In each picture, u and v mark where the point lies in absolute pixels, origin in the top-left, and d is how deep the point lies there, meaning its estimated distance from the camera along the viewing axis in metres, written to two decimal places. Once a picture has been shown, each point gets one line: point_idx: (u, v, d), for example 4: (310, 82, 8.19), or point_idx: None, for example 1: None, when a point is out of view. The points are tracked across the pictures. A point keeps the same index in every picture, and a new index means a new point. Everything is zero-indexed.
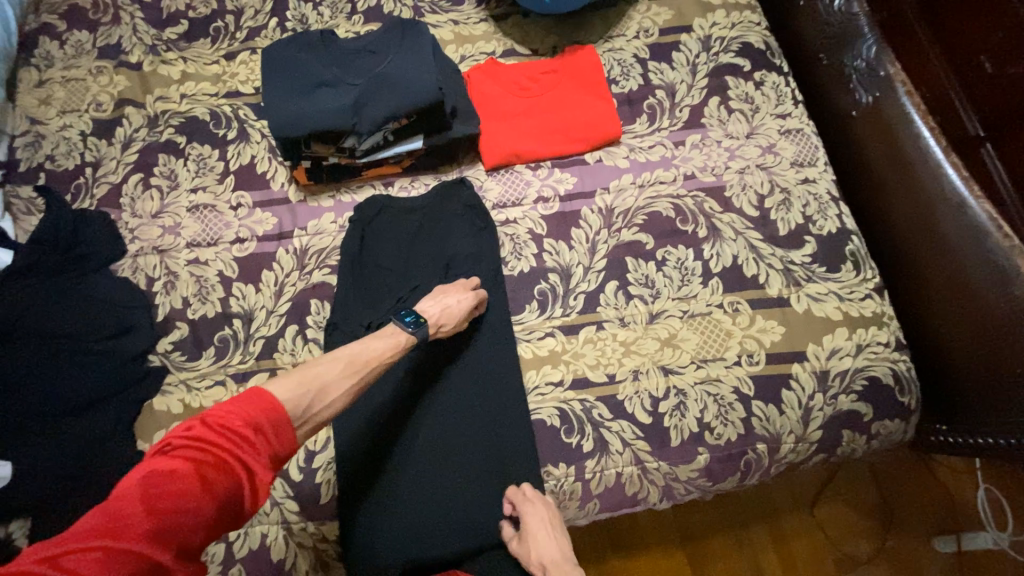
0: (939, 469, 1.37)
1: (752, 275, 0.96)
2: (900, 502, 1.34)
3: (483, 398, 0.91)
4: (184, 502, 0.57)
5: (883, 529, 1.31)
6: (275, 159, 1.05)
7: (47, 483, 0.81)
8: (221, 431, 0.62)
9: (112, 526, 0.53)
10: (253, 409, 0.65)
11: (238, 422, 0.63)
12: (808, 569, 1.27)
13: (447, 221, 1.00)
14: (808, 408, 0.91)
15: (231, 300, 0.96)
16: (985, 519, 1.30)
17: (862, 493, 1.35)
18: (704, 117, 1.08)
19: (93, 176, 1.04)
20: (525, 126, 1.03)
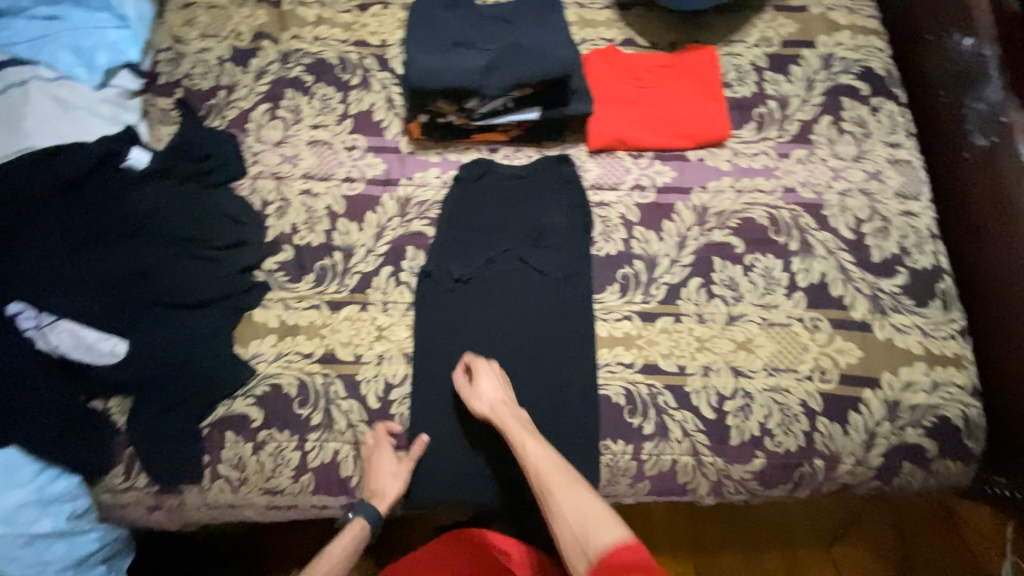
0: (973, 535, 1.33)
1: (837, 295, 0.97)
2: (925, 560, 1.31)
3: (555, 365, 0.94)
4: None
5: None
6: (391, 109, 1.11)
7: (159, 365, 0.90)
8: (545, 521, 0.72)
9: None
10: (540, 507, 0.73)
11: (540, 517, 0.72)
12: None
13: (544, 195, 1.04)
14: (872, 433, 0.91)
15: (335, 233, 1.03)
16: None
17: (885, 542, 1.33)
18: (813, 134, 1.08)
19: (226, 99, 1.12)
20: (635, 115, 1.06)
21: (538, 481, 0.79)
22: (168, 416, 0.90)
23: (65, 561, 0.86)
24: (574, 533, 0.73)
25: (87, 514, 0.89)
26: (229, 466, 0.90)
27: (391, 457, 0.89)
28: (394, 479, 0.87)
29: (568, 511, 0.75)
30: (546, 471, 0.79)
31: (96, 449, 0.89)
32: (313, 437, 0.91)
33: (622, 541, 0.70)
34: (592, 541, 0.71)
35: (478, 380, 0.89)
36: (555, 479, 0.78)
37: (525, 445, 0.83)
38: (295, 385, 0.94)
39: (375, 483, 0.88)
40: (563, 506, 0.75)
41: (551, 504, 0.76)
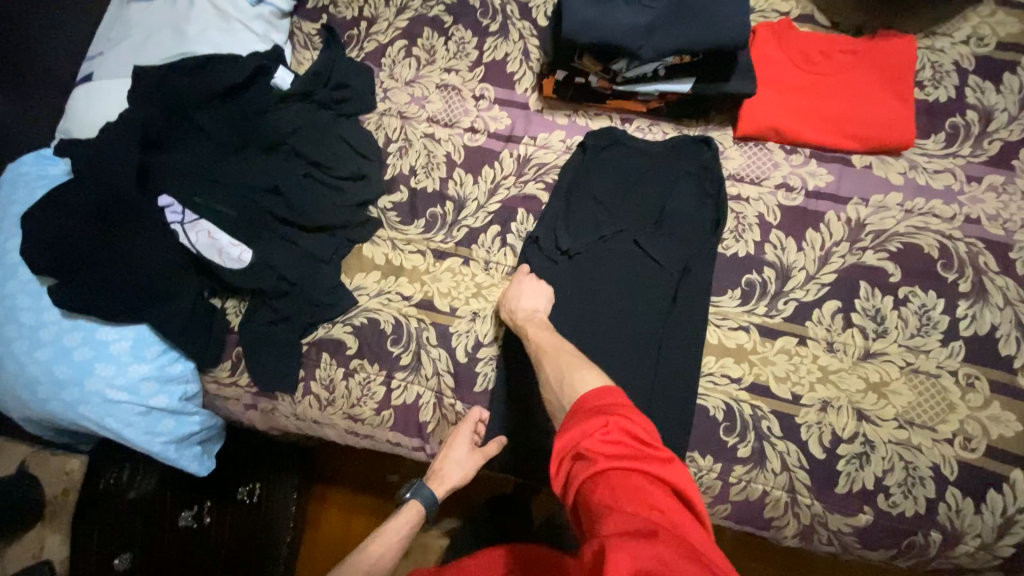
0: None
1: (1007, 355, 0.82)
2: None
3: (651, 363, 0.87)
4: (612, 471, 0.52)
5: None
6: (526, 62, 1.05)
7: (274, 279, 0.95)
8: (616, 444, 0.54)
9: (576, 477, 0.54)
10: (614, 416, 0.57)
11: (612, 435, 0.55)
12: None
13: (675, 177, 0.95)
14: (1012, 520, 0.78)
15: (450, 182, 1.01)
16: None
17: None
18: (1018, 158, 0.89)
19: (366, 31, 1.12)
20: (798, 105, 0.93)
21: (534, 352, 0.80)
22: (276, 327, 0.97)
23: (172, 435, 0.95)
24: (559, 397, 0.70)
25: (193, 398, 0.99)
26: (321, 386, 0.96)
27: (463, 445, 0.89)
28: (459, 467, 0.88)
29: (551, 373, 0.73)
30: (541, 347, 0.80)
31: (209, 342, 0.97)
32: (399, 376, 0.94)
33: (599, 390, 0.63)
34: (568, 402, 0.67)
35: (513, 281, 0.91)
36: (554, 358, 0.77)
37: (532, 330, 0.83)
38: (391, 324, 0.96)
39: (440, 465, 0.89)
40: (548, 373, 0.74)
41: (541, 377, 0.76)
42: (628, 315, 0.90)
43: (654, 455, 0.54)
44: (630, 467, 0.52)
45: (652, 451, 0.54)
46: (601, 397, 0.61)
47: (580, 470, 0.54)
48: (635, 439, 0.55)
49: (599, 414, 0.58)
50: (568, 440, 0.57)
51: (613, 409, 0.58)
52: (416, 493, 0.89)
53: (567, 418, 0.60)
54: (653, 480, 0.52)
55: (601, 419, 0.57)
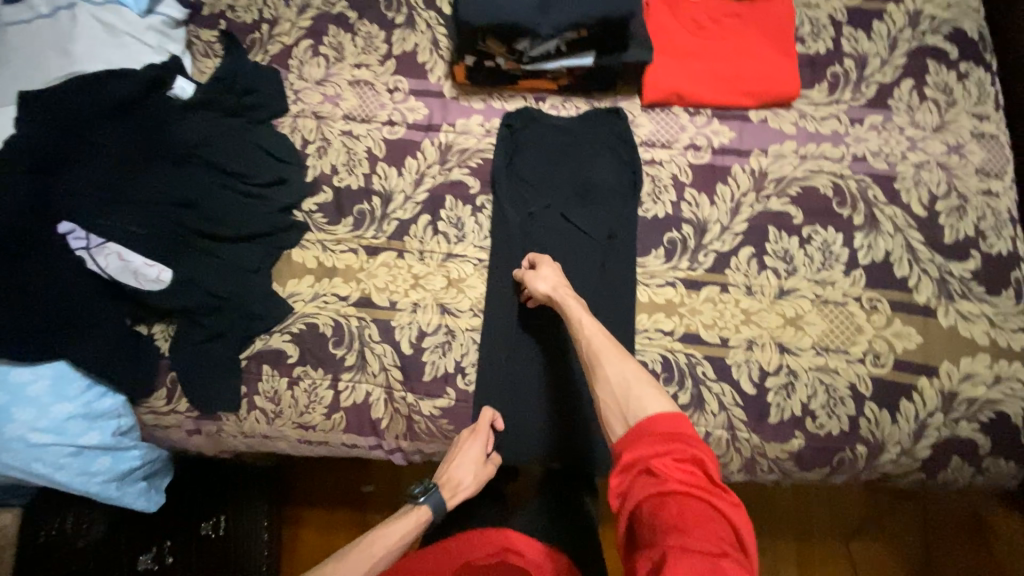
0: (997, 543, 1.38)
1: (902, 276, 0.90)
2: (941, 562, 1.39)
3: None
4: (676, 496, 0.58)
5: None
6: (436, 52, 1.06)
7: (201, 296, 0.92)
8: (680, 467, 0.61)
9: (637, 490, 0.61)
10: (678, 438, 0.63)
11: (676, 457, 0.61)
12: None
13: (592, 148, 0.99)
14: (923, 423, 0.86)
15: (374, 177, 1.01)
16: None
17: (904, 541, 1.40)
18: (892, 98, 0.98)
19: (268, 33, 1.09)
20: (695, 68, 0.98)
21: (585, 340, 0.79)
22: (209, 345, 0.93)
23: (111, 473, 0.90)
24: (615, 395, 0.71)
25: (130, 432, 0.94)
26: (266, 399, 0.94)
27: (477, 451, 0.87)
28: (472, 472, 0.86)
29: (612, 374, 0.73)
30: (592, 339, 0.78)
31: (138, 371, 0.93)
32: (346, 376, 0.93)
33: (661, 409, 0.67)
34: (628, 410, 0.68)
35: (542, 268, 0.89)
36: (606, 350, 0.76)
37: (574, 314, 0.82)
38: (330, 326, 0.94)
39: (453, 469, 0.86)
40: (608, 370, 0.73)
41: (596, 371, 0.75)
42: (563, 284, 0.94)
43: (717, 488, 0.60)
44: (695, 497, 0.58)
45: (715, 485, 0.61)
46: (669, 421, 0.65)
47: (644, 486, 0.61)
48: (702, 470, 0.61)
49: (668, 439, 0.63)
50: (636, 454, 0.63)
51: (688, 439, 0.63)
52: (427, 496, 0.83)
53: (630, 434, 0.66)
54: (717, 514, 0.58)
55: (672, 446, 0.62)
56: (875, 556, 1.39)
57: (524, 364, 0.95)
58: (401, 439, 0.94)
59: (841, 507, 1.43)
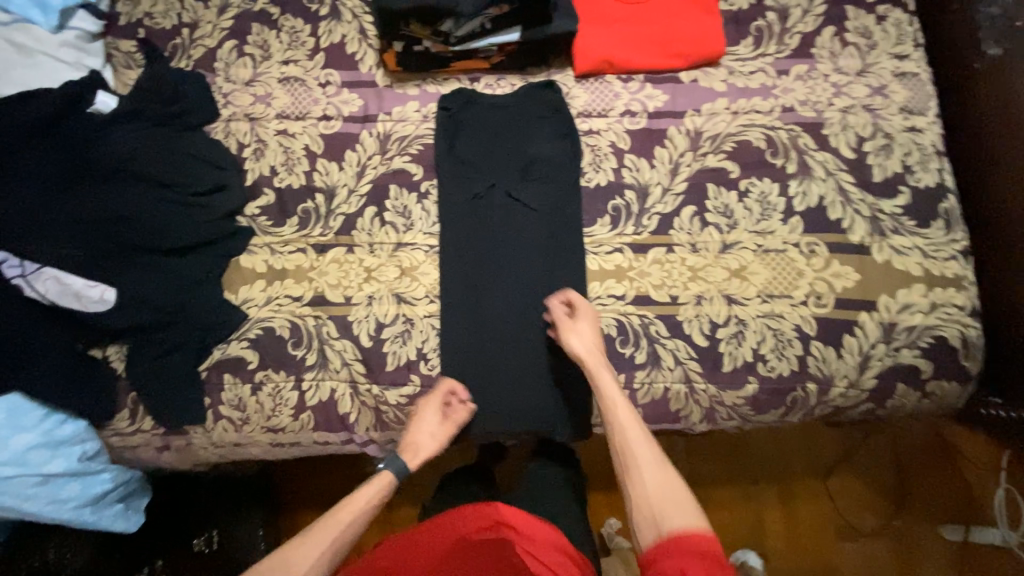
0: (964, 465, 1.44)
1: (836, 218, 0.93)
2: (915, 489, 1.46)
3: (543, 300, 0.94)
4: None
5: (894, 509, 1.44)
6: (365, 41, 1.04)
7: (149, 312, 0.90)
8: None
9: None
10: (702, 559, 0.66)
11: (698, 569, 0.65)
12: (809, 529, 1.44)
13: (531, 124, 0.99)
14: (867, 355, 0.90)
15: (315, 175, 1.00)
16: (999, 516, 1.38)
17: (880, 474, 1.47)
18: (815, 47, 1.00)
19: (190, 38, 1.06)
20: (623, 34, 0.99)
21: (617, 422, 0.82)
22: (165, 360, 0.92)
23: (82, 498, 0.90)
24: (648, 494, 0.75)
25: (96, 457, 0.93)
26: (231, 407, 0.93)
27: (434, 417, 0.90)
28: (433, 439, 0.89)
29: (648, 476, 0.77)
30: (620, 419, 0.82)
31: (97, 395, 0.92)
32: (308, 376, 0.93)
33: (698, 529, 0.70)
34: (665, 517, 0.72)
35: (581, 321, 0.88)
36: (640, 448, 0.79)
37: (603, 388, 0.84)
38: (287, 328, 0.94)
39: (413, 435, 0.90)
40: (641, 465, 0.77)
41: (630, 468, 0.78)
42: (514, 262, 0.95)
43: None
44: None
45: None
46: (698, 541, 0.68)
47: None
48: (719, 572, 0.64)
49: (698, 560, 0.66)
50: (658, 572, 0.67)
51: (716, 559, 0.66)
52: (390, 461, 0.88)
53: (663, 548, 0.69)
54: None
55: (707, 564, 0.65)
56: (853, 490, 1.46)
57: (484, 344, 0.94)
58: (372, 431, 0.95)
59: (816, 448, 1.49)
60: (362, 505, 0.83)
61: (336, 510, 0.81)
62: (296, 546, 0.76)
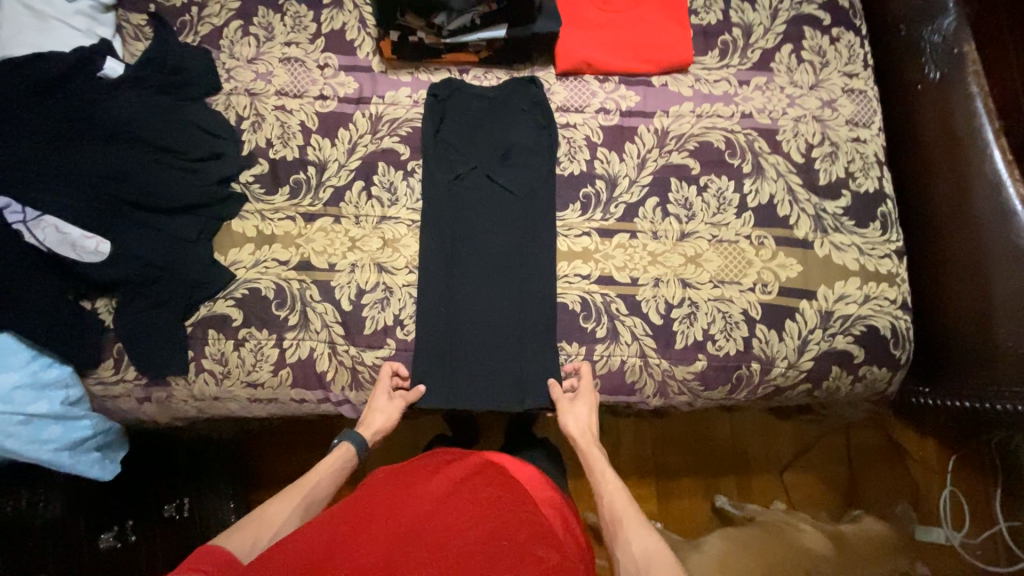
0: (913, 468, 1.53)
1: (784, 215, 1.03)
2: (867, 488, 1.54)
3: (516, 273, 1.02)
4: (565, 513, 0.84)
5: (844, 505, 1.52)
6: (364, 29, 1.12)
7: (140, 265, 0.95)
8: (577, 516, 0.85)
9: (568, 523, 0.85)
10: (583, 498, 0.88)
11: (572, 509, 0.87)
12: None
13: (513, 114, 1.08)
14: (805, 339, 0.99)
15: (309, 149, 1.06)
16: (943, 516, 1.48)
17: (833, 472, 1.55)
18: (774, 62, 1.10)
19: (197, 15, 1.12)
20: (601, 39, 1.08)
21: (607, 499, 0.91)
22: (153, 312, 0.97)
23: (63, 441, 0.93)
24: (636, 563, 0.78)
25: (78, 403, 0.97)
26: (213, 361, 0.98)
27: (384, 396, 0.98)
28: (382, 415, 0.97)
29: (634, 544, 0.81)
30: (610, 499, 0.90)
31: (85, 343, 0.96)
32: (290, 335, 0.99)
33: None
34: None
35: (579, 403, 0.97)
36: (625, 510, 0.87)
37: (598, 475, 0.94)
38: (272, 289, 1.00)
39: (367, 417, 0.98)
40: (630, 536, 0.82)
41: (619, 536, 0.84)
42: (491, 239, 1.03)
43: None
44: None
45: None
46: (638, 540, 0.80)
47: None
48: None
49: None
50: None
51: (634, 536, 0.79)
52: (347, 438, 0.97)
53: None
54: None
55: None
56: (808, 485, 1.55)
57: (459, 311, 1.01)
58: (347, 390, 1.01)
59: (774, 443, 1.57)
60: (323, 472, 0.92)
61: (301, 479, 0.90)
62: (271, 506, 0.84)
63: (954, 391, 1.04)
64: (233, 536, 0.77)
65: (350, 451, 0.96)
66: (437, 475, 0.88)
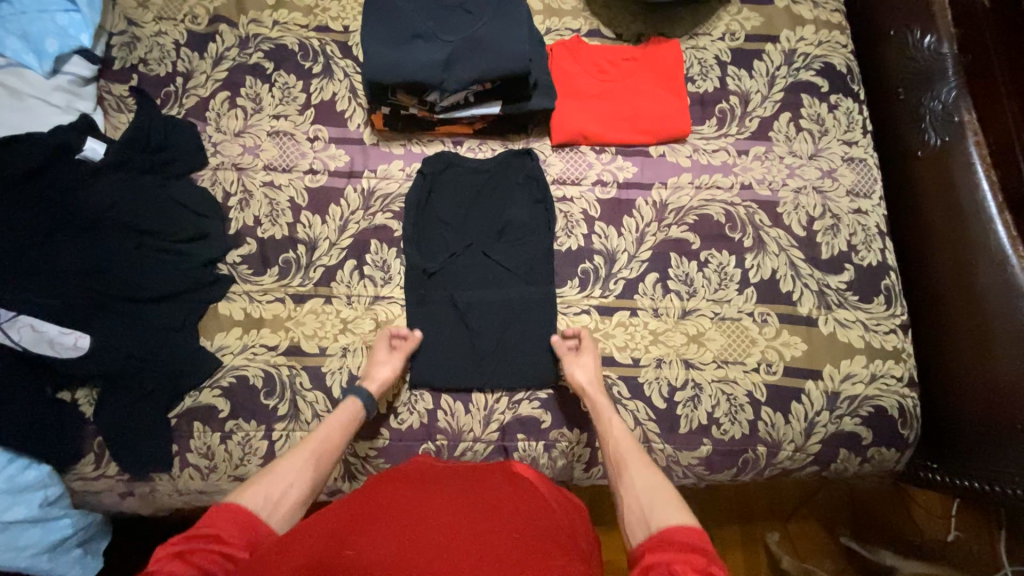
0: (917, 513, 1.42)
1: (787, 290, 1.00)
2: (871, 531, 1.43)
3: (520, 333, 0.99)
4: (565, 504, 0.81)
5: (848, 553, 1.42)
6: (354, 100, 1.09)
7: (121, 358, 0.91)
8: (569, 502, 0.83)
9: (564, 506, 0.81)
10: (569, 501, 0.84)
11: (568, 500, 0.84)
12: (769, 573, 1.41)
13: (509, 188, 1.05)
14: (812, 422, 0.96)
15: (298, 227, 1.03)
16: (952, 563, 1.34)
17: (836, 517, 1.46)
18: (773, 130, 1.08)
19: (183, 87, 1.09)
20: (596, 110, 1.06)
21: (618, 460, 0.81)
22: (136, 407, 0.93)
23: (40, 545, 0.89)
24: (640, 504, 0.73)
25: (57, 502, 0.92)
26: (198, 455, 0.94)
27: (385, 348, 0.95)
28: (385, 367, 0.93)
29: (638, 482, 0.76)
30: (621, 450, 0.82)
31: (64, 441, 0.91)
32: (279, 426, 0.95)
33: (683, 525, 0.66)
34: (653, 518, 0.69)
35: (584, 356, 0.95)
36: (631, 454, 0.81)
37: (605, 420, 0.88)
38: (261, 377, 0.96)
39: (370, 371, 0.93)
40: (633, 477, 0.77)
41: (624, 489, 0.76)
42: (492, 307, 0.99)
43: (705, 544, 0.63)
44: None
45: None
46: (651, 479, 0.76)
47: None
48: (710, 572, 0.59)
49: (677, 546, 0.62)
50: (656, 557, 0.62)
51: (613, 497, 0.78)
52: (352, 393, 0.90)
53: (654, 538, 0.66)
54: None
55: (689, 557, 0.61)
56: (810, 535, 1.45)
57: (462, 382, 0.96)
58: (339, 481, 0.97)
59: (776, 490, 1.49)
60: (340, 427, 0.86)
61: (316, 431, 0.85)
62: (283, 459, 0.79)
63: (962, 469, 1.00)
64: (249, 488, 0.73)
65: (358, 408, 0.89)
66: (427, 477, 0.80)
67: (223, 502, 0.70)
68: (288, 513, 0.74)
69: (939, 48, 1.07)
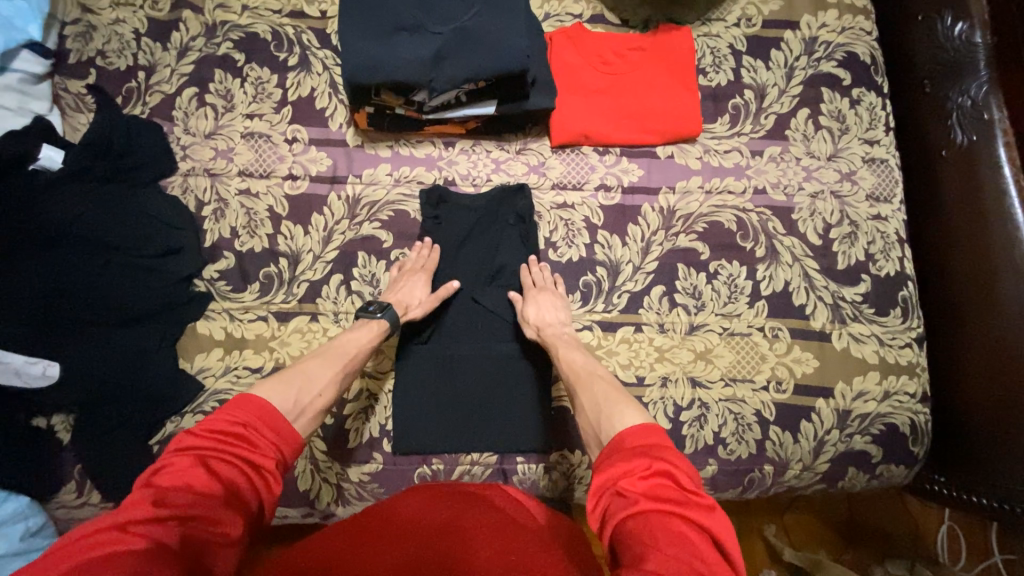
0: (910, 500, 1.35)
1: (799, 304, 0.95)
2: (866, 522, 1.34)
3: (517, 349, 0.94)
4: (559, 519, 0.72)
5: (843, 542, 1.32)
6: (336, 96, 1.00)
7: (94, 386, 0.86)
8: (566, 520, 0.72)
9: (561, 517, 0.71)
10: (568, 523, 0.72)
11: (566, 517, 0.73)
12: (765, 565, 1.31)
13: (500, 228, 0.97)
14: (822, 440, 0.93)
15: (279, 238, 0.96)
16: (940, 549, 1.30)
17: (833, 507, 1.35)
18: (789, 128, 1.00)
19: (146, 82, 0.99)
20: (599, 107, 0.98)
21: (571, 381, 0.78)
22: (111, 437, 0.87)
23: None
24: (591, 417, 0.70)
25: (42, 531, 0.86)
26: None
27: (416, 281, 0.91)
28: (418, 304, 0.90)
29: (587, 400, 0.73)
30: (573, 370, 0.80)
31: (43, 471, 0.87)
32: None
33: (631, 427, 0.62)
34: (603, 430, 0.66)
35: (544, 292, 0.91)
36: (585, 372, 0.78)
37: (562, 353, 0.83)
38: None
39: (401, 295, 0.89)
40: (583, 397, 0.74)
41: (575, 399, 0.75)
42: (488, 324, 0.95)
43: (661, 444, 0.58)
44: (661, 511, 0.51)
45: (687, 493, 0.53)
46: (613, 395, 0.71)
47: (616, 509, 0.54)
48: (673, 481, 0.54)
49: (629, 452, 0.57)
50: (601, 476, 0.57)
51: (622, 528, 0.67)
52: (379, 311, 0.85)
53: (604, 452, 0.60)
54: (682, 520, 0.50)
55: (632, 462, 0.56)
56: (808, 526, 1.34)
57: (457, 401, 0.92)
58: (333, 506, 0.92)
59: None
60: (361, 348, 0.82)
61: (336, 346, 0.80)
62: (306, 367, 0.74)
63: (973, 485, 0.94)
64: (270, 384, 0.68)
65: (381, 326, 0.85)
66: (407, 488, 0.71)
67: (247, 393, 0.64)
68: (308, 422, 0.69)
69: (971, 38, 0.98)
